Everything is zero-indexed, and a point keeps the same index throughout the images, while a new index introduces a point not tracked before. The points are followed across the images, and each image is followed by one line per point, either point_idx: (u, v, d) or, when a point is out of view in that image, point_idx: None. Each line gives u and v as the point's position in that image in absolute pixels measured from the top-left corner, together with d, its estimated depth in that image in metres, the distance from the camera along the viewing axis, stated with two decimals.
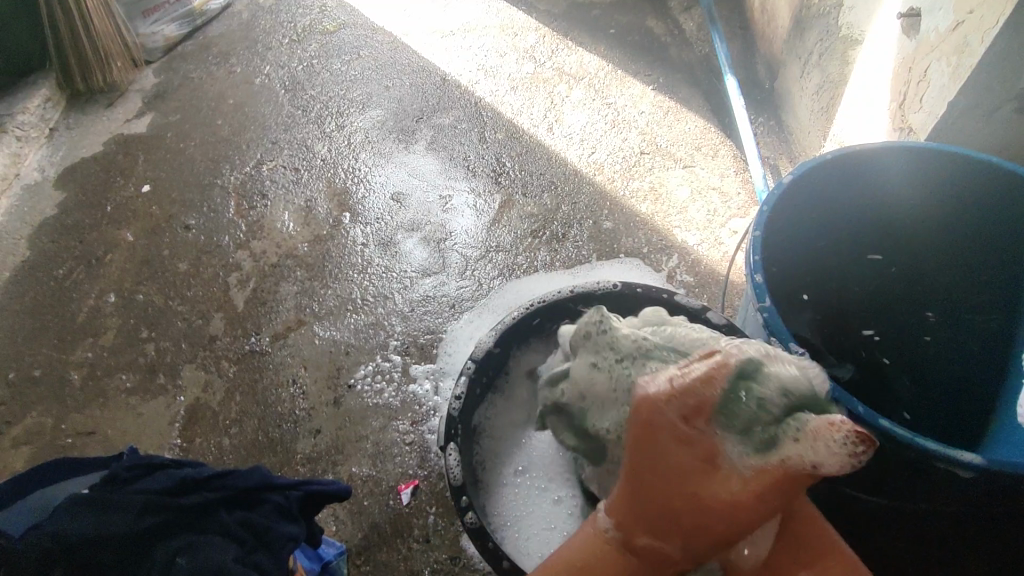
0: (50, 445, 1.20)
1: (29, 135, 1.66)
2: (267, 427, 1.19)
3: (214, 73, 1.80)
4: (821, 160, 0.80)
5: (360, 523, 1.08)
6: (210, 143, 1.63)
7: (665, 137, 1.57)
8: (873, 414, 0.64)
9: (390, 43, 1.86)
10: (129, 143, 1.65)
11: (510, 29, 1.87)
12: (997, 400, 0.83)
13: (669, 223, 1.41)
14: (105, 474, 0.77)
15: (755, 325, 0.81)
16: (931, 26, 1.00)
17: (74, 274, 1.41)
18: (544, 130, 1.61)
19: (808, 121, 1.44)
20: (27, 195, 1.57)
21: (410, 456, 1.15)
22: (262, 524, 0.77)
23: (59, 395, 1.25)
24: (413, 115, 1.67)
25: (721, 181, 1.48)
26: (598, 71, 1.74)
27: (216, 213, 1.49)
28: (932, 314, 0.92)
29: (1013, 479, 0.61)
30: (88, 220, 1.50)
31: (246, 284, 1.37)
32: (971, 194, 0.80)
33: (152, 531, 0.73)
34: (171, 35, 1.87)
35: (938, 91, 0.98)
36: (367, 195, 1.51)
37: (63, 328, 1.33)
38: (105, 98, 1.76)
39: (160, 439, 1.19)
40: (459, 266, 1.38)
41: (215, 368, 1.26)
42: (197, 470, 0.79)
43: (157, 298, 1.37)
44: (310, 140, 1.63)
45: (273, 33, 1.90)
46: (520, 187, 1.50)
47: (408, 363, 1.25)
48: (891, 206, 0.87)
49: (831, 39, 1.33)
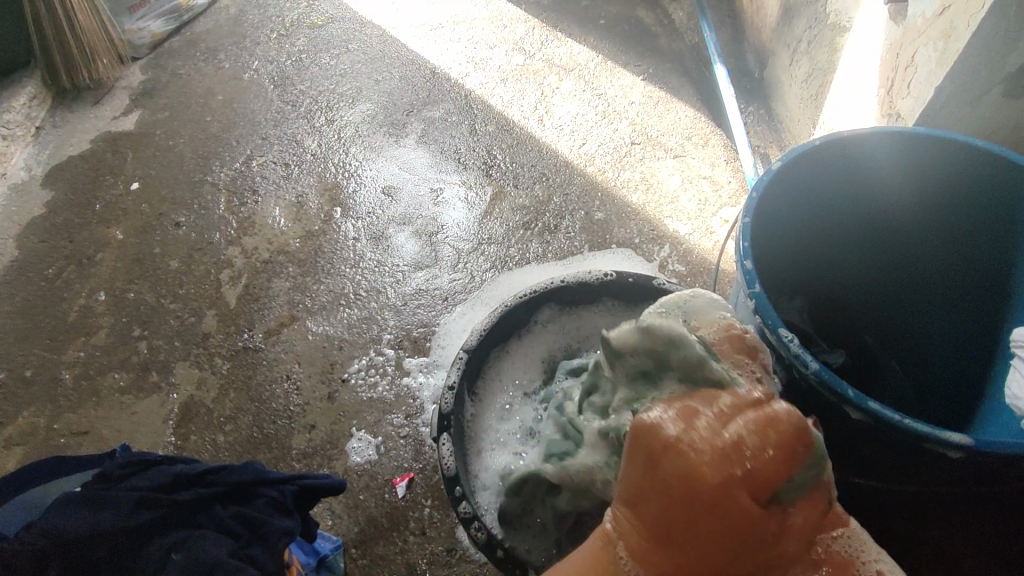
0: (44, 444, 1.19)
1: (16, 133, 1.64)
2: (261, 422, 1.19)
3: (203, 69, 1.79)
4: (809, 147, 0.80)
5: (357, 516, 1.08)
6: (199, 139, 1.62)
7: (656, 127, 1.57)
8: (863, 397, 0.64)
9: (379, 36, 1.85)
10: (118, 140, 1.64)
11: (500, 21, 1.86)
12: (987, 382, 0.83)
13: (661, 212, 1.42)
14: (98, 472, 0.77)
15: (745, 311, 0.81)
16: (918, 11, 1.00)
17: (64, 273, 1.40)
18: (535, 122, 1.60)
19: (798, 109, 1.44)
20: (15, 194, 1.55)
21: (405, 449, 1.15)
22: (256, 519, 0.77)
23: (51, 395, 1.25)
24: (404, 108, 1.66)
25: (712, 170, 1.48)
26: (589, 62, 1.73)
27: (207, 210, 1.48)
28: (925, 298, 0.92)
29: (1003, 461, 0.61)
30: (77, 219, 1.49)
31: (239, 281, 1.37)
32: (958, 177, 0.81)
33: (146, 527, 0.73)
34: (157, 31, 1.85)
35: (925, 77, 0.98)
36: (357, 190, 1.51)
37: (55, 328, 1.33)
38: (92, 95, 1.75)
39: (155, 436, 1.19)
40: (452, 259, 1.38)
41: (208, 365, 1.26)
42: (189, 466, 0.79)
43: (148, 296, 1.36)
44: (300, 135, 1.62)
45: (260, 28, 1.89)
46: (511, 179, 1.50)
47: (402, 357, 1.25)
48: (880, 191, 0.87)
49: (820, 26, 1.33)
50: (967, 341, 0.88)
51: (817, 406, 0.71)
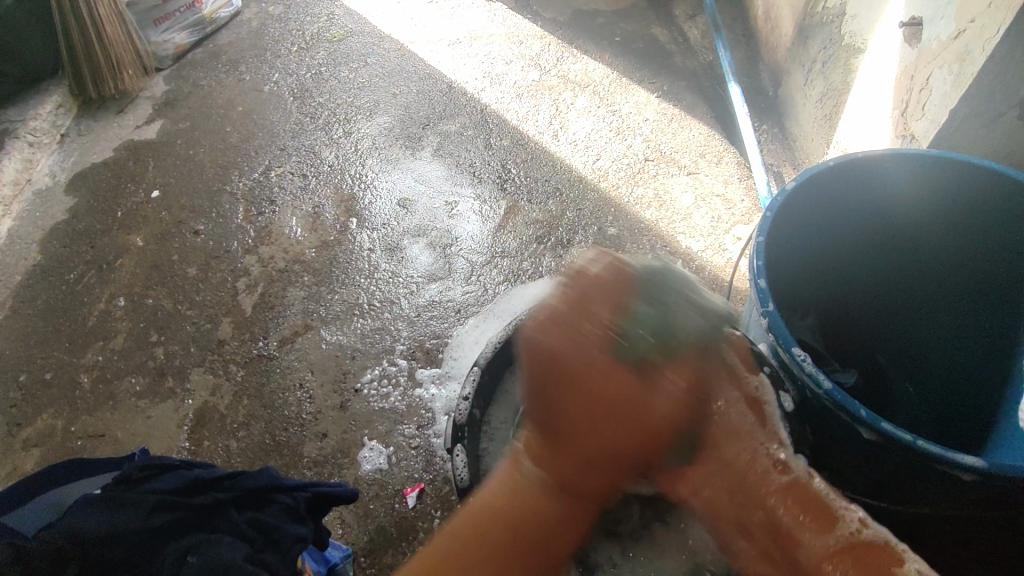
0: (60, 447, 1.21)
1: (42, 140, 1.68)
2: (274, 430, 1.20)
3: (224, 81, 1.82)
4: (822, 167, 0.81)
5: (366, 526, 1.09)
6: (220, 149, 1.65)
7: (670, 144, 1.58)
8: (876, 418, 0.64)
9: (397, 51, 1.88)
10: (139, 149, 1.67)
11: (516, 37, 1.89)
12: (998, 405, 0.83)
13: (673, 229, 1.42)
14: (119, 475, 0.78)
15: (757, 329, 0.80)
16: (933, 35, 1.01)
17: (84, 278, 1.43)
18: (549, 137, 1.62)
19: (812, 129, 1.45)
20: (39, 200, 1.59)
21: (416, 459, 1.16)
22: (270, 524, 0.78)
23: (69, 398, 1.27)
24: (420, 122, 1.69)
25: (725, 187, 1.49)
26: (603, 79, 1.75)
27: (226, 219, 1.51)
28: (940, 316, 0.92)
29: (1016, 484, 0.61)
30: (99, 225, 1.52)
31: (255, 289, 1.39)
32: (971, 197, 0.81)
33: (163, 529, 0.74)
34: (181, 43, 1.89)
35: (939, 100, 0.99)
36: (374, 201, 1.53)
37: (74, 331, 1.35)
38: (116, 104, 1.79)
39: (169, 441, 1.20)
40: (466, 271, 1.39)
41: (223, 371, 1.28)
42: (207, 471, 0.80)
43: (166, 301, 1.38)
44: (317, 147, 1.65)
45: (281, 42, 1.93)
46: (525, 193, 1.51)
47: (415, 367, 1.26)
48: (894, 210, 0.87)
49: (835, 47, 1.35)
50: (978, 362, 0.88)
51: (829, 424, 0.70)
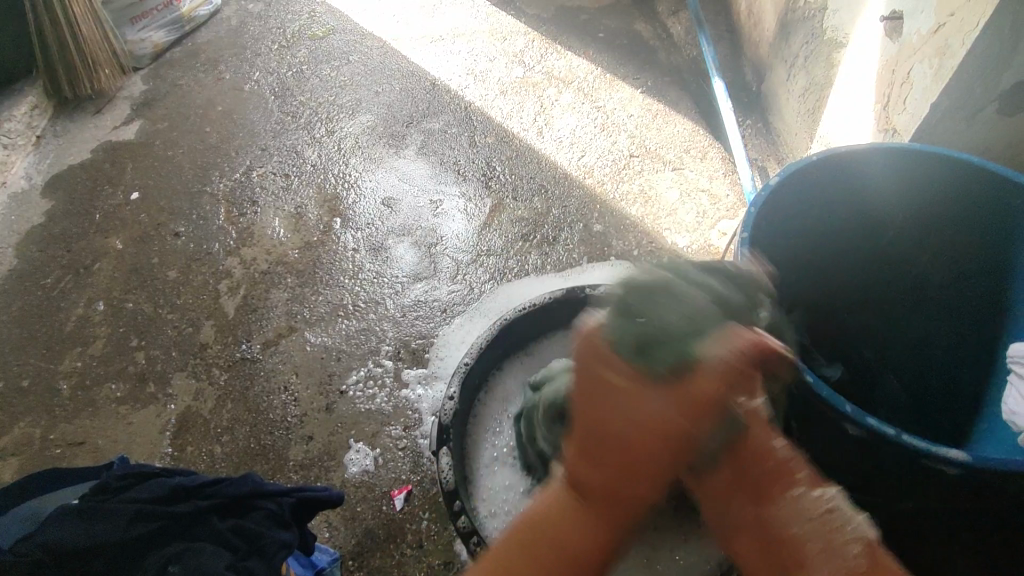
0: (39, 455, 1.19)
1: (16, 143, 1.64)
2: (258, 434, 1.18)
3: (203, 80, 1.79)
4: (802, 164, 0.81)
5: (354, 529, 1.08)
6: (200, 149, 1.62)
7: (654, 140, 1.58)
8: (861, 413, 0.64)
9: (380, 48, 1.86)
10: (117, 150, 1.64)
11: (500, 34, 1.88)
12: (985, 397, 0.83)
13: (659, 225, 1.42)
14: (95, 485, 0.77)
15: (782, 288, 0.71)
16: (913, 29, 1.01)
17: (62, 283, 1.40)
18: (534, 134, 1.62)
19: (795, 122, 1.45)
20: (14, 204, 1.55)
21: (403, 461, 1.15)
22: (253, 531, 0.76)
23: (48, 405, 1.24)
24: (404, 120, 1.67)
25: (710, 183, 1.49)
26: (588, 75, 1.75)
27: (206, 220, 1.49)
28: (924, 308, 0.92)
29: (1002, 476, 0.61)
30: (77, 228, 1.49)
31: (237, 291, 1.37)
32: (952, 191, 0.81)
33: (144, 540, 0.73)
34: (159, 42, 1.86)
35: (921, 94, 1.00)
36: (357, 201, 1.51)
37: (53, 337, 1.33)
38: (93, 105, 1.76)
39: (151, 447, 1.18)
40: (451, 270, 1.38)
41: (206, 375, 1.26)
42: (189, 478, 0.79)
43: (147, 305, 1.36)
44: (300, 146, 1.63)
45: (261, 40, 1.90)
46: (510, 191, 1.50)
47: (401, 368, 1.25)
48: (875, 207, 0.88)
49: (817, 42, 1.35)
50: (964, 353, 0.88)
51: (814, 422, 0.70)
